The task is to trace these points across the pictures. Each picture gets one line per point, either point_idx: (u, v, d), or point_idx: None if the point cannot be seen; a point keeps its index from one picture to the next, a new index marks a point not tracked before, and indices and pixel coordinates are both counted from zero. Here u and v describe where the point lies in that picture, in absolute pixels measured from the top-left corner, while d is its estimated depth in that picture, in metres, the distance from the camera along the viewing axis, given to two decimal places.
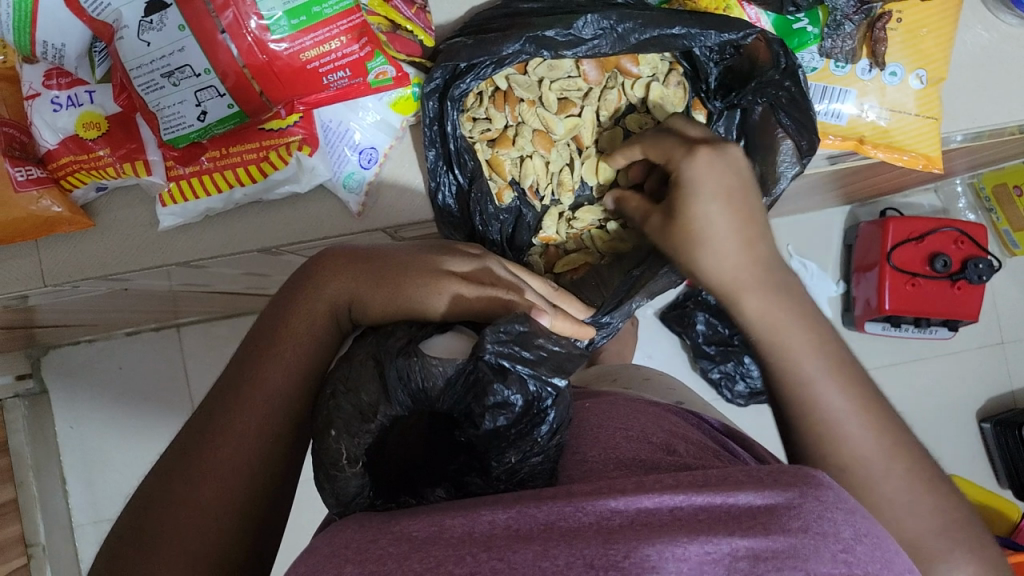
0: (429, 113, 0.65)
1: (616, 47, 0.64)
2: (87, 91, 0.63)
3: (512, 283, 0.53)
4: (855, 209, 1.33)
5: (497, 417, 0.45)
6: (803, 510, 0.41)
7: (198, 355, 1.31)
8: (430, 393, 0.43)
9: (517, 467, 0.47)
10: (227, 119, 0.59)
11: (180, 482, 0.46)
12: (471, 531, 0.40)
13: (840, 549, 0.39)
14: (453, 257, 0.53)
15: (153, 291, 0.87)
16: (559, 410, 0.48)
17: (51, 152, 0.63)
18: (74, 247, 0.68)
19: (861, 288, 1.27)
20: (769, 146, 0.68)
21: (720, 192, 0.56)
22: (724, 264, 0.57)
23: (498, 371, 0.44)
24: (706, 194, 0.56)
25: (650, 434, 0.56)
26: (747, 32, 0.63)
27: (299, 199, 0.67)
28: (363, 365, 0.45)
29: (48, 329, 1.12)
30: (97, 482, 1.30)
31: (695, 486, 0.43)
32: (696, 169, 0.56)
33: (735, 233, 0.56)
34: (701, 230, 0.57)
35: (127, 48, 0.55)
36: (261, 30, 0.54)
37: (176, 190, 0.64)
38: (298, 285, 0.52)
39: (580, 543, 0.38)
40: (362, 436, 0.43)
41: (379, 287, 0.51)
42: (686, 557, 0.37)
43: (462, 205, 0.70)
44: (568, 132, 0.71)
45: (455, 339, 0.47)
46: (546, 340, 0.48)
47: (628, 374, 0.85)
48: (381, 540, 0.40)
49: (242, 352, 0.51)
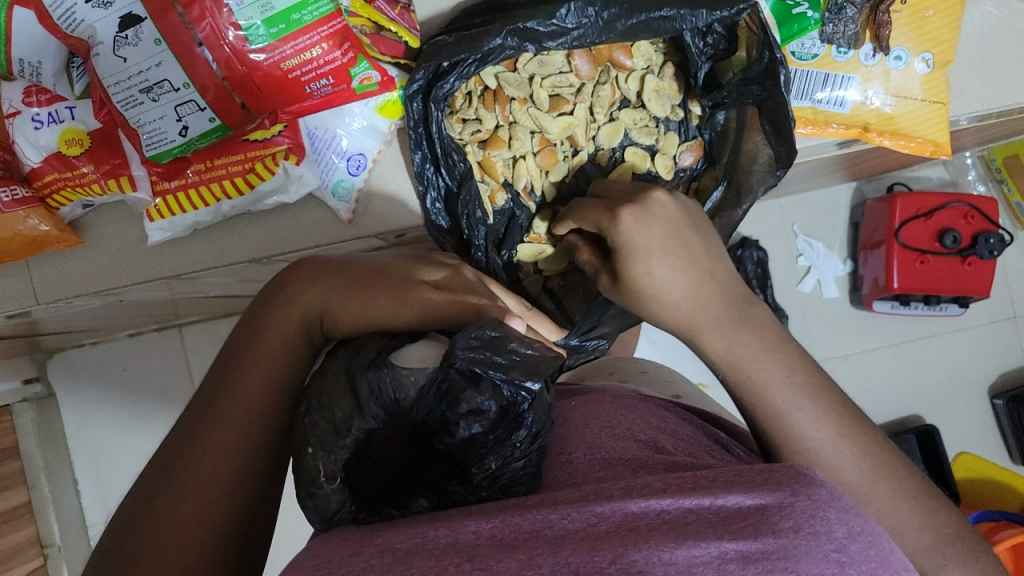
0: (413, 115, 0.64)
1: (602, 36, 0.62)
2: (67, 108, 0.61)
3: (486, 291, 0.52)
4: (860, 185, 1.31)
5: (472, 424, 0.43)
6: (795, 509, 0.40)
7: (200, 353, 1.30)
8: (403, 405, 0.41)
9: (499, 473, 0.46)
10: (209, 133, 0.58)
11: (165, 509, 0.45)
12: (455, 541, 0.39)
13: (833, 549, 0.38)
14: (425, 268, 0.53)
15: (149, 298, 0.86)
16: (537, 414, 0.46)
17: (35, 170, 0.62)
18: (64, 264, 0.67)
19: (868, 266, 1.25)
20: (748, 151, 0.68)
21: (651, 247, 0.56)
22: (681, 298, 0.56)
23: (470, 378, 0.42)
24: (645, 254, 0.56)
25: (638, 431, 0.55)
26: (738, 8, 0.60)
27: (288, 208, 0.65)
28: (335, 379, 0.42)
29: (51, 335, 1.12)
30: (106, 484, 1.31)
31: (683, 489, 0.43)
32: (627, 233, 0.56)
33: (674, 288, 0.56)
34: (646, 288, 0.56)
35: (103, 65, 0.54)
36: (239, 40, 0.53)
37: (164, 205, 0.63)
38: (270, 298, 0.51)
39: (565, 550, 0.37)
40: (339, 451, 0.41)
41: (352, 297, 0.49)
42: (673, 560, 0.36)
43: (450, 208, 0.68)
44: (562, 131, 0.69)
45: (428, 346, 0.45)
46: (520, 345, 0.44)
47: (625, 368, 0.83)
48: (364, 553, 0.39)
49: (217, 367, 0.49)
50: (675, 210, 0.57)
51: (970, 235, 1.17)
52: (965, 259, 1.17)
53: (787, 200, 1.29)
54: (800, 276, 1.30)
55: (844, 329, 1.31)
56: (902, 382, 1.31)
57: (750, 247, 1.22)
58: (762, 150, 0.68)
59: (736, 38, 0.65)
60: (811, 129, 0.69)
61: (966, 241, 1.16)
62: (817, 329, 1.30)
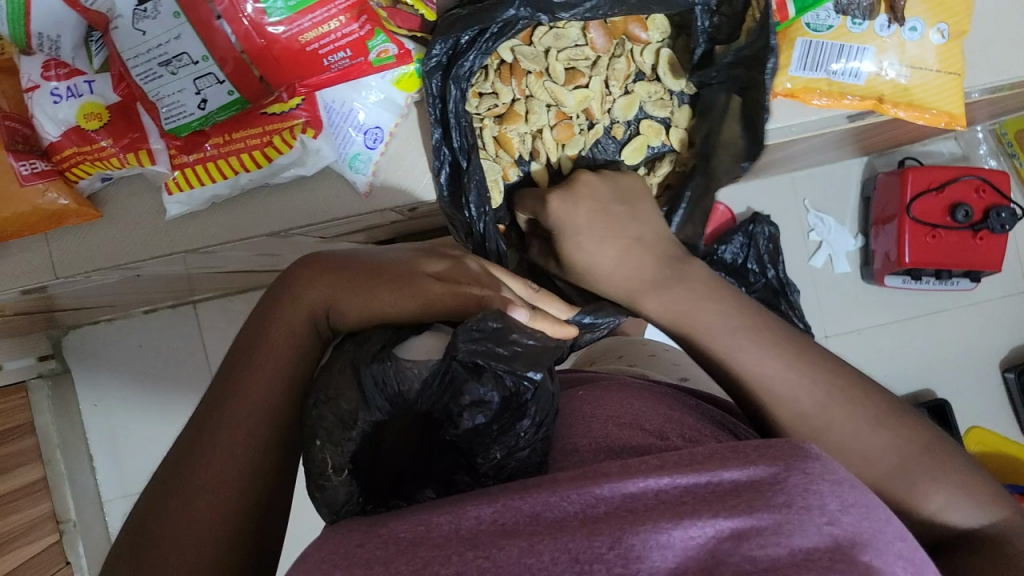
0: (432, 91, 0.64)
1: (615, 8, 0.62)
2: (86, 82, 0.61)
3: (487, 278, 0.49)
4: (872, 160, 1.30)
5: (476, 415, 0.42)
6: (789, 484, 0.40)
7: (214, 330, 1.32)
8: (408, 397, 0.41)
9: (504, 462, 0.45)
10: (227, 106, 0.58)
11: (181, 485, 0.45)
12: (458, 528, 0.39)
13: (827, 522, 0.38)
14: (430, 258, 0.50)
15: (167, 274, 0.87)
16: (541, 404, 0.45)
17: (55, 143, 0.63)
18: (83, 238, 0.67)
19: (880, 241, 1.25)
20: (724, 139, 0.69)
21: (579, 227, 0.61)
22: (611, 266, 0.60)
23: (473, 369, 0.41)
24: (572, 231, 0.61)
25: (643, 420, 0.53)
26: None
27: (304, 182, 0.66)
28: (341, 371, 0.42)
29: (67, 311, 1.12)
30: (124, 459, 1.33)
31: (680, 466, 0.42)
32: (557, 212, 0.63)
33: (608, 271, 0.60)
34: (584, 262, 0.61)
35: (122, 37, 0.54)
36: (257, 12, 0.53)
37: (181, 177, 0.63)
38: (276, 295, 0.50)
39: (564, 537, 0.38)
40: (345, 444, 0.41)
41: (356, 294, 0.48)
42: (670, 544, 0.37)
43: (456, 187, 0.67)
44: (578, 104, 0.69)
45: (432, 338, 0.44)
46: (522, 334, 0.44)
47: (634, 350, 0.83)
48: (367, 544, 0.39)
49: (226, 366, 0.49)
50: (599, 191, 0.63)
51: (981, 210, 1.17)
52: (976, 233, 1.16)
53: (799, 174, 1.29)
54: (812, 252, 1.30)
55: (853, 304, 1.31)
56: (910, 357, 1.31)
57: (764, 223, 1.20)
58: (734, 140, 0.68)
59: (739, 23, 0.63)
60: (827, 99, 0.68)
61: (979, 216, 1.16)
62: (826, 306, 1.30)
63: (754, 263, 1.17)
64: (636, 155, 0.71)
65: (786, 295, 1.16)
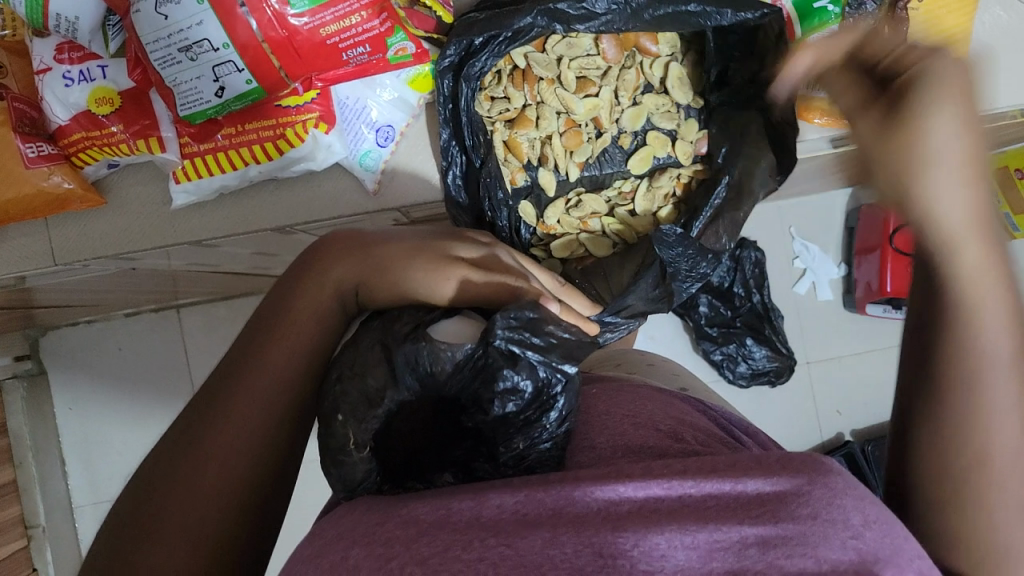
0: (444, 92, 0.65)
1: (628, 22, 0.64)
2: (99, 66, 0.61)
3: (519, 271, 0.53)
4: (855, 191, 1.31)
5: (506, 402, 0.46)
6: (813, 497, 0.39)
7: (196, 336, 1.28)
8: (438, 377, 0.44)
9: (525, 453, 0.47)
10: (244, 95, 0.58)
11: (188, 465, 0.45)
12: (478, 515, 0.39)
13: (850, 536, 0.38)
14: (462, 243, 0.52)
15: (162, 269, 0.85)
16: (567, 397, 0.48)
17: (63, 127, 0.62)
18: (85, 225, 0.67)
19: (862, 270, 1.26)
20: (753, 156, 0.69)
21: (960, 103, 0.38)
22: (954, 203, 0.39)
23: (508, 357, 0.45)
24: (948, 94, 0.38)
25: (657, 421, 0.54)
26: (762, 12, 0.61)
27: (313, 177, 0.66)
28: (370, 349, 0.45)
29: (47, 310, 1.08)
30: (96, 463, 1.28)
31: (703, 472, 0.41)
32: (937, 62, 0.39)
33: (950, 183, 0.38)
34: (921, 150, 0.38)
35: (144, 21, 0.54)
36: (281, 4, 0.54)
37: (190, 167, 0.63)
38: (303, 269, 0.50)
39: (587, 531, 0.38)
40: (369, 421, 0.43)
41: (386, 273, 0.50)
42: (695, 545, 0.37)
43: (471, 189, 0.70)
44: (587, 112, 0.72)
45: (460, 324, 0.48)
46: (556, 327, 0.49)
47: (631, 360, 0.84)
48: (388, 523, 0.39)
49: (242, 341, 0.49)
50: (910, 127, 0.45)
51: None
52: None
53: (786, 202, 1.30)
54: (796, 279, 1.31)
55: (836, 333, 1.31)
56: None
57: (751, 247, 1.22)
58: (764, 157, 0.68)
59: (754, 41, 0.65)
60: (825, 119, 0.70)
61: None
62: (810, 333, 1.31)
63: (740, 287, 1.23)
64: (641, 165, 0.74)
65: (769, 318, 1.25)
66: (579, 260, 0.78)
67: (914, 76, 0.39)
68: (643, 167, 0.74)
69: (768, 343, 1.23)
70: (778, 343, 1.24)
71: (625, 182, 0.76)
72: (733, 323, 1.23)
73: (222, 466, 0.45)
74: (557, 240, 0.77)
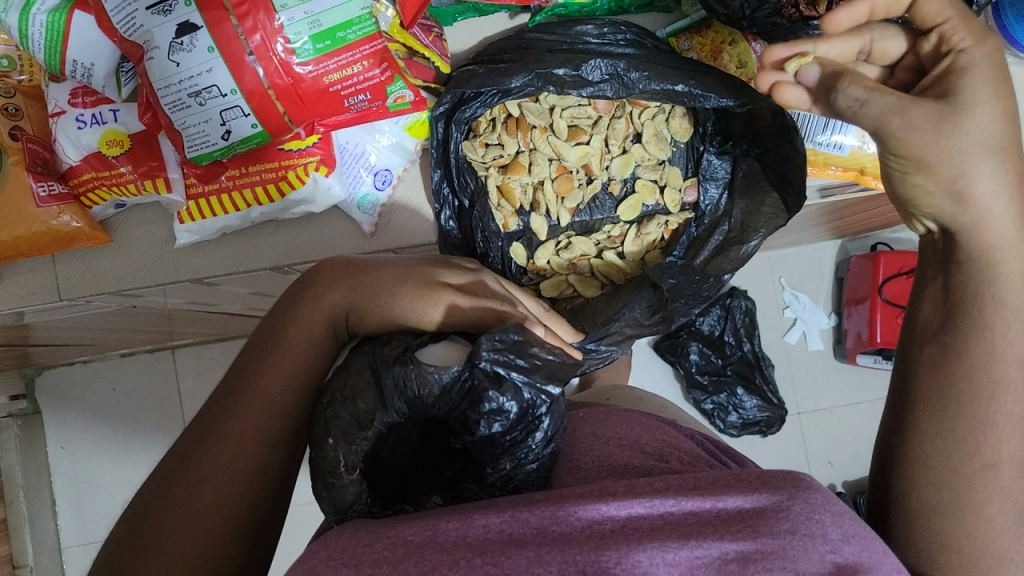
0: (437, 136, 0.70)
1: (620, 92, 0.68)
2: (111, 110, 0.64)
3: (503, 295, 0.55)
4: (846, 243, 1.31)
5: (492, 423, 0.46)
6: (791, 512, 0.40)
7: (190, 380, 1.29)
8: (426, 400, 0.45)
9: (512, 474, 0.49)
10: (250, 138, 0.61)
11: (183, 486, 0.46)
12: (465, 535, 0.40)
13: (829, 550, 0.39)
14: (449, 270, 0.55)
15: (160, 308, 0.87)
16: (553, 418, 0.49)
17: (73, 168, 0.65)
18: (91, 262, 0.69)
19: (852, 321, 1.25)
20: (760, 196, 0.71)
21: (1002, 101, 0.43)
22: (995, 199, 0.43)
23: (493, 378, 0.46)
24: (989, 91, 0.43)
25: (644, 444, 0.56)
26: (745, 102, 0.65)
27: (313, 219, 0.68)
28: (360, 373, 0.46)
29: (43, 349, 1.09)
30: (86, 505, 1.27)
31: (685, 490, 0.43)
32: (976, 55, 0.44)
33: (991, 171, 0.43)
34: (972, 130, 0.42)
35: (157, 68, 0.57)
36: (287, 53, 0.57)
37: (194, 208, 0.65)
38: (298, 293, 0.53)
39: (572, 549, 0.39)
40: (360, 443, 0.45)
41: (375, 302, 0.51)
42: (676, 562, 0.38)
43: (464, 226, 0.74)
44: (578, 159, 0.75)
45: (448, 348, 0.48)
46: (541, 350, 0.49)
47: (621, 393, 0.85)
48: (377, 544, 0.40)
49: (242, 363, 0.51)
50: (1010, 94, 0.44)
51: None
52: None
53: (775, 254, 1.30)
54: (786, 328, 1.30)
55: (824, 382, 1.30)
56: None
57: (740, 296, 1.24)
58: (769, 202, 0.71)
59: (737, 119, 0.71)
60: (812, 168, 0.73)
61: None
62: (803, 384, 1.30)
63: (731, 336, 1.24)
64: (631, 210, 0.77)
65: (760, 367, 1.25)
66: (567, 299, 0.80)
67: (957, 67, 0.44)
68: (634, 213, 0.77)
69: (759, 393, 1.24)
70: (768, 393, 1.25)
71: (614, 227, 0.78)
72: (724, 372, 1.24)
73: (214, 491, 0.46)
74: (546, 279, 0.79)
